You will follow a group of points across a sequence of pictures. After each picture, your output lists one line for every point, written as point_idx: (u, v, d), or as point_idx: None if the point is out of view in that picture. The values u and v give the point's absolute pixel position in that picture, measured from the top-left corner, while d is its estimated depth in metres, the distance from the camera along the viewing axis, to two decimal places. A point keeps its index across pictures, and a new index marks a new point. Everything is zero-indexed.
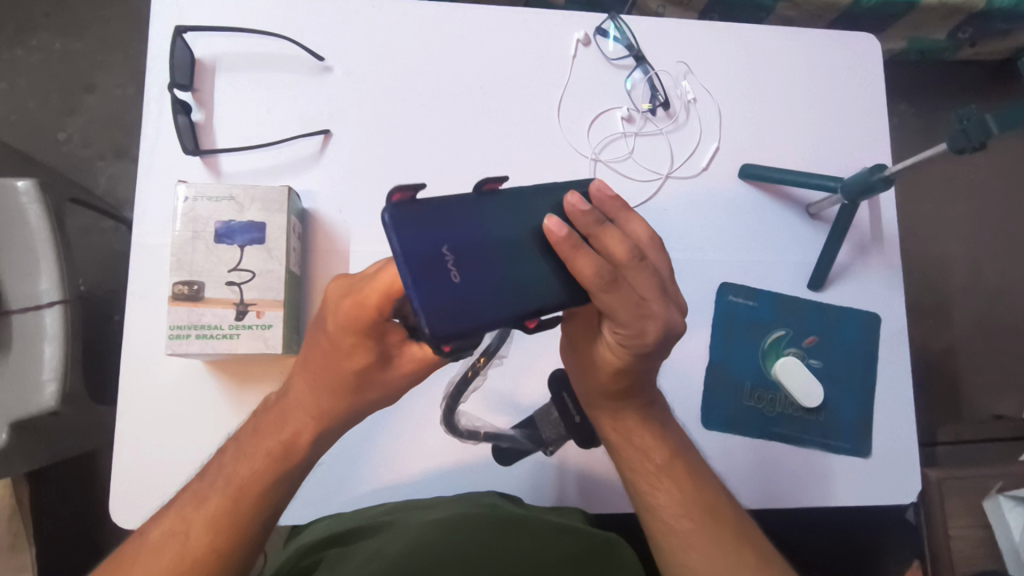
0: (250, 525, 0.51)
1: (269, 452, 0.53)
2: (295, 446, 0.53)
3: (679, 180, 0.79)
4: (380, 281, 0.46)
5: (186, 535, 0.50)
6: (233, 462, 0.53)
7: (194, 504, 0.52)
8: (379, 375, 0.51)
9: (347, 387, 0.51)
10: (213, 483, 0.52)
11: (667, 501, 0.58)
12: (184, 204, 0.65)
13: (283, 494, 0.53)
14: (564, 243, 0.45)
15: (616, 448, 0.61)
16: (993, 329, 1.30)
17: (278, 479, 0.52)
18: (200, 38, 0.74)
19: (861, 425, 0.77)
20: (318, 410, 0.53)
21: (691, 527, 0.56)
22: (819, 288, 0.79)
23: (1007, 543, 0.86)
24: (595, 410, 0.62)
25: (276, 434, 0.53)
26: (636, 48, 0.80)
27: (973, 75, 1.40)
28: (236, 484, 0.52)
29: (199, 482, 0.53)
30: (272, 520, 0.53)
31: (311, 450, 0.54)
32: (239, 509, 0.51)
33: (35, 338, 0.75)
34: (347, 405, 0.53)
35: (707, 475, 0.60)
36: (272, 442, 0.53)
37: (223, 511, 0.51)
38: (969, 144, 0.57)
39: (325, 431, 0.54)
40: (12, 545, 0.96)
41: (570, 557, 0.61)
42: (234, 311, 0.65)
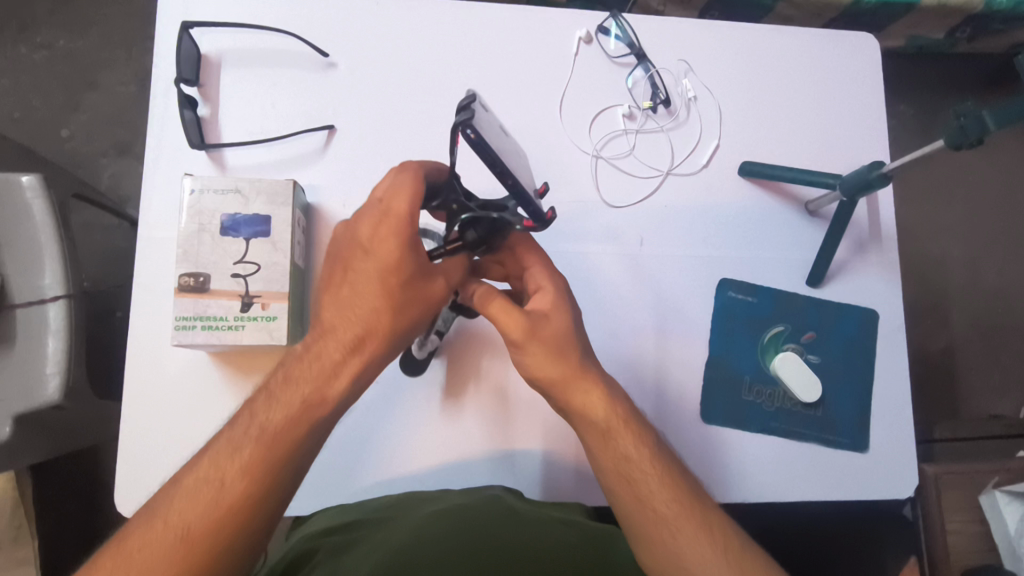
0: (281, 475, 0.52)
1: (303, 397, 0.53)
2: (330, 387, 0.54)
3: (679, 177, 0.80)
4: (404, 193, 0.52)
5: (220, 483, 0.50)
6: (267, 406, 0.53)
7: (228, 453, 0.51)
8: (421, 288, 0.55)
9: (389, 309, 0.55)
10: (243, 435, 0.52)
11: (658, 492, 0.58)
12: (190, 198, 0.66)
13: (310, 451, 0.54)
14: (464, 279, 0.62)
15: (604, 437, 0.59)
16: (991, 329, 1.31)
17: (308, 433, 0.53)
18: (207, 35, 0.75)
19: (859, 420, 0.77)
20: (356, 339, 0.55)
21: (681, 514, 0.57)
22: (817, 284, 0.79)
23: (1003, 538, 0.89)
24: (570, 400, 0.59)
25: (311, 378, 0.54)
26: (637, 46, 0.81)
27: (971, 76, 1.41)
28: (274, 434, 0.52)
29: (219, 443, 0.52)
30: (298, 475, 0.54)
31: (342, 400, 0.55)
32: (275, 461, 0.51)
33: (39, 331, 0.76)
34: (388, 330, 0.55)
35: (683, 468, 0.61)
36: (307, 387, 0.54)
37: (260, 460, 0.51)
38: (967, 140, 0.58)
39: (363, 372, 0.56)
40: (14, 538, 0.97)
41: (571, 547, 0.63)
42: (240, 303, 0.65)
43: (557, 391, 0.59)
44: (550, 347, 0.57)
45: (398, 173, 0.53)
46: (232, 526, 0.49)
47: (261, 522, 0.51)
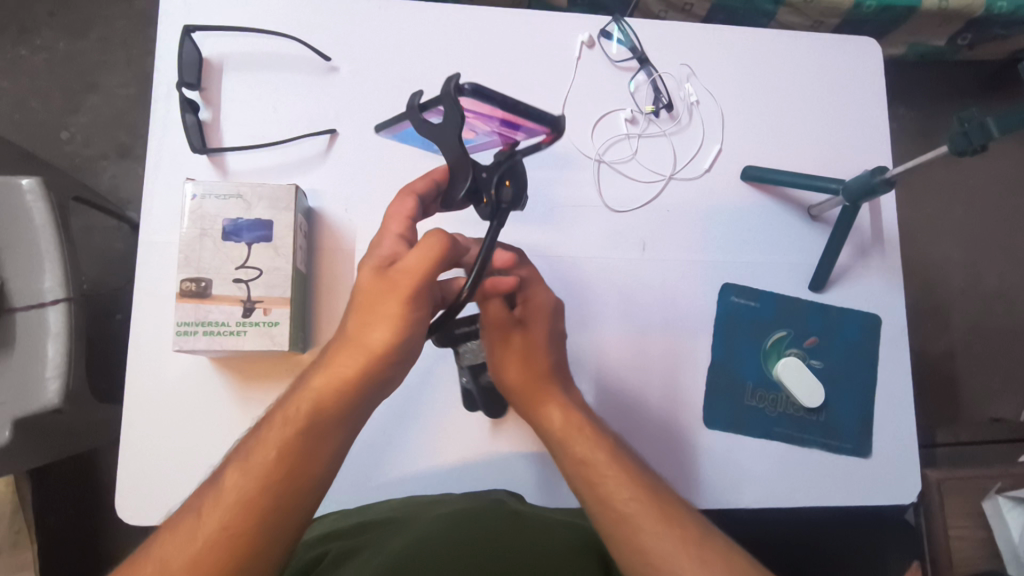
0: (260, 506, 0.48)
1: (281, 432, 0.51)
2: (303, 418, 0.51)
3: (682, 181, 0.80)
4: (393, 211, 0.58)
5: (195, 520, 0.48)
6: (254, 444, 0.51)
7: (206, 490, 0.50)
8: (384, 290, 0.54)
9: (359, 319, 0.54)
10: (225, 469, 0.51)
11: (614, 487, 0.57)
12: (192, 202, 0.65)
13: (296, 485, 0.49)
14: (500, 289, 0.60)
15: (564, 443, 0.61)
16: (992, 333, 1.31)
17: (291, 467, 0.50)
18: (208, 38, 0.75)
19: (862, 426, 0.77)
20: (334, 368, 0.53)
21: (636, 511, 0.55)
22: (820, 289, 0.79)
23: (1007, 545, 0.88)
24: (532, 406, 0.63)
25: (290, 415, 0.52)
26: (639, 50, 0.81)
27: (972, 80, 1.42)
28: (256, 468, 0.49)
29: (204, 490, 0.50)
30: (280, 510, 0.48)
31: (328, 431, 0.52)
32: (250, 494, 0.48)
33: (39, 336, 0.75)
34: (358, 347, 0.53)
35: (652, 474, 0.60)
36: (284, 422, 0.51)
37: (233, 491, 0.48)
38: (970, 147, 0.57)
39: (342, 399, 0.53)
40: (13, 543, 0.97)
41: (579, 552, 0.63)
42: (242, 308, 0.65)
43: (520, 399, 0.64)
44: (522, 352, 0.63)
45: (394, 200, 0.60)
46: (210, 560, 0.46)
47: (242, 559, 0.46)
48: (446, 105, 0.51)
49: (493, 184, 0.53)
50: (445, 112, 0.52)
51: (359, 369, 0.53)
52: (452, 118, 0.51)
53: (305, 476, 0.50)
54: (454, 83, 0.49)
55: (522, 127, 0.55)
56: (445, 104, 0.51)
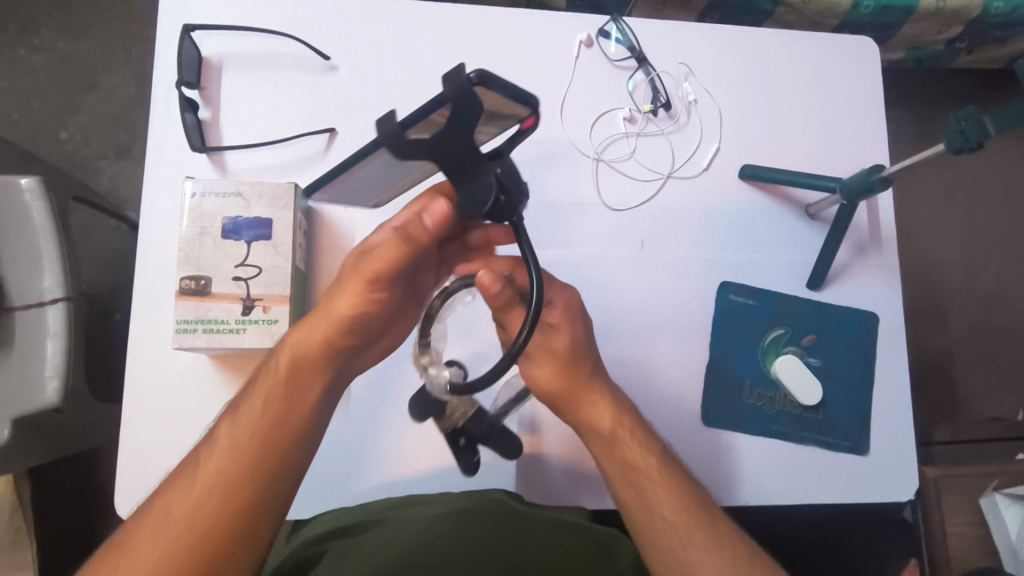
0: (254, 468, 0.53)
1: (267, 391, 0.56)
2: (283, 379, 0.57)
3: (680, 180, 0.80)
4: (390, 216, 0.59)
5: (191, 484, 0.51)
6: (242, 401, 0.57)
7: (204, 455, 0.53)
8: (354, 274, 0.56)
9: (331, 294, 0.57)
10: (219, 422, 0.56)
11: (665, 497, 0.59)
12: (192, 200, 0.66)
13: (280, 442, 0.55)
14: (500, 296, 0.54)
15: (610, 445, 0.60)
16: (990, 332, 1.31)
17: (274, 421, 0.55)
18: (208, 38, 0.75)
19: (860, 424, 0.77)
20: (304, 333, 0.57)
21: (684, 523, 0.58)
22: (818, 287, 0.79)
23: (1005, 541, 0.89)
24: (577, 411, 0.60)
25: (274, 377, 0.57)
26: (638, 50, 0.81)
27: (969, 80, 1.42)
28: (246, 423, 0.55)
29: (199, 448, 0.54)
30: (270, 461, 0.54)
31: (306, 392, 0.57)
32: (240, 447, 0.53)
33: (38, 334, 0.75)
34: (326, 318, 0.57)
35: (688, 474, 0.62)
36: (271, 382, 0.57)
37: (228, 451, 0.53)
38: (967, 144, 0.58)
39: (318, 362, 0.58)
40: (13, 541, 0.96)
41: (575, 554, 0.62)
42: (241, 306, 0.65)
43: (566, 405, 0.60)
44: (561, 360, 0.58)
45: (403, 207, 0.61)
46: (207, 517, 0.50)
47: (239, 517, 0.51)
48: (458, 102, 0.43)
49: (508, 178, 0.47)
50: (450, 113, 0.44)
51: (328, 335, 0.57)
52: (468, 114, 0.44)
53: (286, 435, 0.55)
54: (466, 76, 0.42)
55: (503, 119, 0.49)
56: (452, 103, 0.43)
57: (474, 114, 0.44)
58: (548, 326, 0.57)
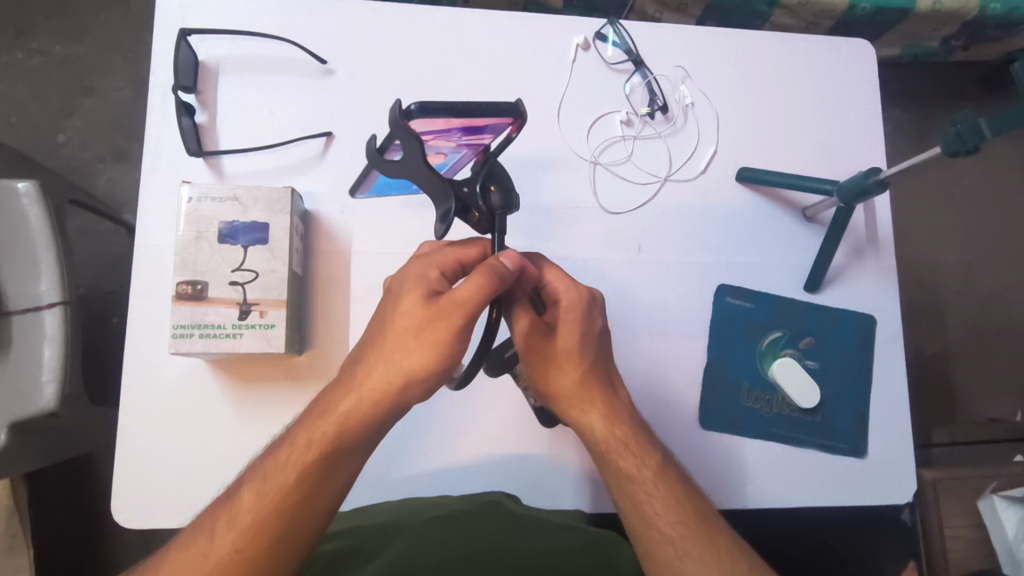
0: (282, 542, 0.51)
1: (303, 457, 0.53)
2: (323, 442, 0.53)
3: (677, 183, 0.80)
4: (440, 259, 0.55)
5: (214, 550, 0.51)
6: (273, 459, 0.54)
7: (227, 518, 0.52)
8: (425, 338, 0.52)
9: (391, 347, 0.53)
10: (241, 485, 0.53)
11: (661, 509, 0.58)
12: (188, 205, 0.66)
13: (309, 512, 0.52)
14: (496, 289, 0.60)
15: (604, 454, 0.61)
16: (988, 333, 1.31)
17: (312, 488, 0.52)
18: (204, 41, 0.75)
19: (858, 426, 0.77)
20: (357, 396, 0.53)
21: (679, 535, 0.57)
22: (815, 290, 0.79)
23: (1002, 542, 0.89)
24: (569, 417, 0.61)
25: (312, 440, 0.53)
26: (634, 52, 0.81)
27: (966, 82, 1.42)
28: (276, 487, 0.52)
29: (222, 502, 0.53)
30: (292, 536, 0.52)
31: (348, 464, 0.54)
32: (264, 520, 0.51)
33: (36, 339, 0.75)
34: (384, 384, 0.53)
35: (691, 484, 0.62)
36: (308, 448, 0.53)
37: (256, 520, 0.51)
38: (963, 148, 0.58)
39: (367, 429, 0.54)
40: (10, 546, 0.95)
41: (573, 551, 0.62)
42: (238, 311, 0.65)
43: (559, 406, 0.61)
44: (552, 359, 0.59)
45: (457, 247, 0.57)
46: None
47: None
48: (402, 136, 0.50)
49: (484, 192, 0.53)
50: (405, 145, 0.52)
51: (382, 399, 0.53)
52: (415, 145, 0.50)
53: (317, 501, 0.53)
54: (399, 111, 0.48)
55: (487, 127, 0.54)
56: (403, 136, 0.50)
57: (421, 145, 0.50)
58: (545, 326, 0.59)
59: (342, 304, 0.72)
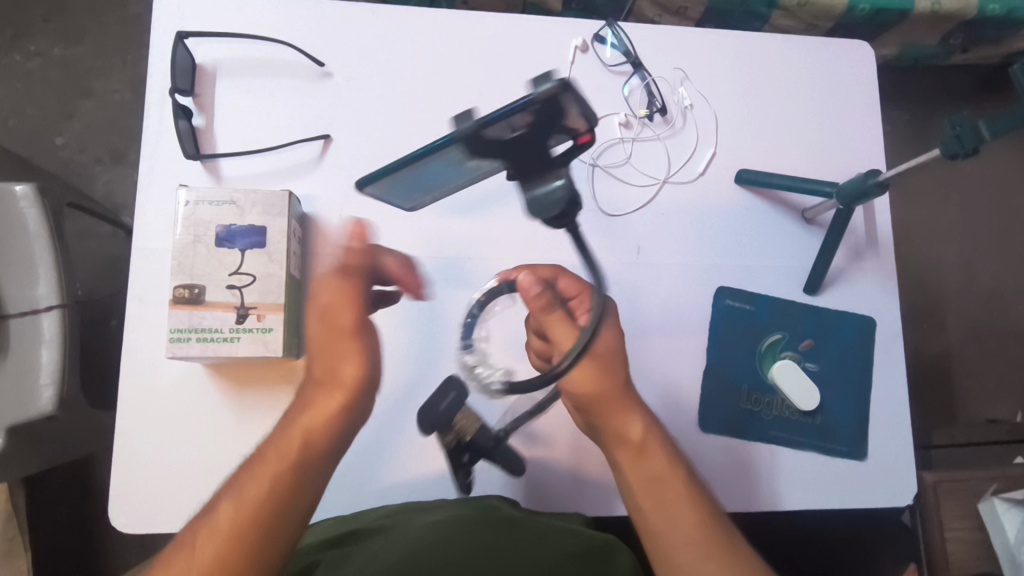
0: (262, 562, 0.47)
1: (274, 467, 0.49)
2: (290, 451, 0.50)
3: (676, 185, 0.80)
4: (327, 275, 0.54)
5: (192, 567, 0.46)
6: (244, 477, 0.49)
7: (206, 532, 0.47)
8: (349, 348, 0.52)
9: (328, 360, 0.52)
10: (219, 499, 0.49)
11: (690, 522, 0.54)
12: (185, 209, 0.65)
13: (290, 530, 0.48)
14: (538, 299, 0.55)
15: (637, 456, 0.56)
16: (988, 335, 1.31)
17: (285, 505, 0.48)
18: (201, 44, 0.75)
19: (858, 429, 0.77)
20: (311, 409, 0.51)
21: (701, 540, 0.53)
22: (815, 292, 0.79)
23: (1002, 545, 0.89)
24: (609, 418, 0.57)
25: (280, 454, 0.49)
26: (633, 55, 0.81)
27: (965, 83, 1.42)
28: (251, 500, 0.47)
29: (198, 519, 0.48)
30: (273, 551, 0.47)
31: (319, 477, 0.50)
32: (245, 530, 0.47)
33: (33, 342, 0.75)
34: (333, 396, 0.51)
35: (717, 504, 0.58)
36: (277, 461, 0.49)
37: (237, 535, 0.46)
38: (962, 150, 0.57)
39: (330, 445, 0.51)
40: (9, 549, 0.95)
41: (573, 555, 0.62)
42: (234, 315, 0.65)
43: (597, 411, 0.57)
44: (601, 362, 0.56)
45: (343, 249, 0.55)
46: None
47: None
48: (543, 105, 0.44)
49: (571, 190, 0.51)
50: (539, 118, 0.44)
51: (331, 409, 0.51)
52: (550, 117, 0.45)
53: (296, 516, 0.49)
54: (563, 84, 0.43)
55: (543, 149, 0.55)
56: (539, 107, 0.44)
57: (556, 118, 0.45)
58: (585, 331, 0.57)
59: None
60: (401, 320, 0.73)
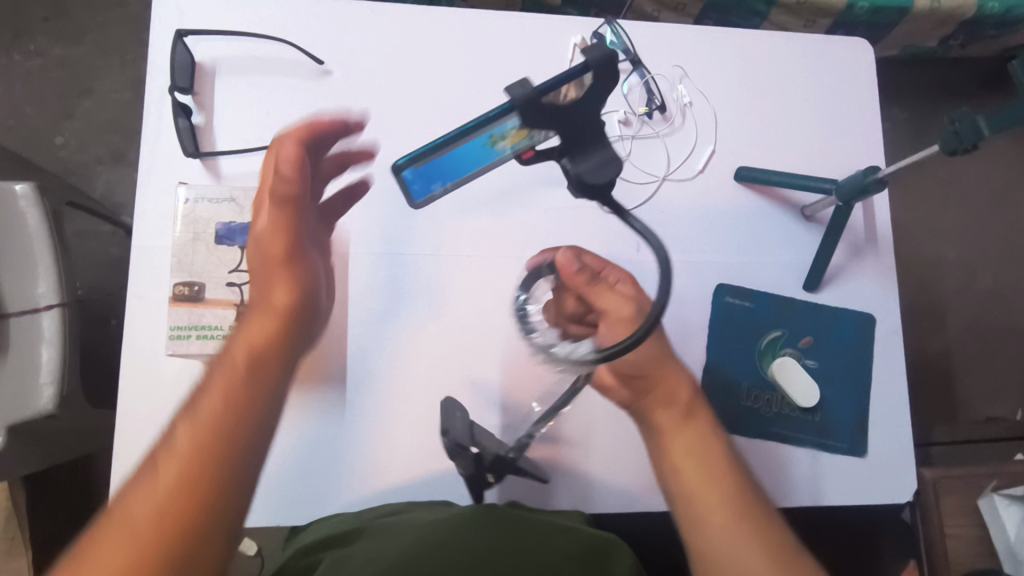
0: (217, 469, 0.44)
1: (228, 372, 0.49)
2: (241, 355, 0.50)
3: (675, 182, 0.80)
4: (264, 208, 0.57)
5: (151, 482, 0.43)
6: (199, 398, 0.48)
7: (164, 450, 0.45)
8: (287, 269, 0.55)
9: (269, 280, 0.54)
10: (175, 422, 0.47)
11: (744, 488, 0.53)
12: (186, 206, 0.70)
13: (250, 436, 0.46)
14: (577, 274, 0.59)
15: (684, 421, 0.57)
16: (988, 332, 1.31)
17: (240, 409, 0.47)
18: (200, 42, 0.75)
19: (858, 426, 0.77)
20: (254, 326, 0.52)
21: (742, 510, 0.52)
22: (814, 289, 0.79)
23: (1002, 541, 0.89)
24: (659, 387, 0.59)
25: (231, 363, 0.49)
26: (632, 52, 0.81)
27: (965, 81, 1.42)
28: (206, 409, 0.46)
29: (157, 448, 0.45)
30: (233, 452, 0.45)
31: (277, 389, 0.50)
32: (201, 435, 0.45)
33: (33, 341, 0.75)
34: (274, 310, 0.53)
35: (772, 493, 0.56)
36: (230, 369, 0.49)
37: (194, 443, 0.44)
38: (961, 145, 0.58)
39: (282, 362, 0.51)
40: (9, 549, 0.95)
41: (573, 556, 0.61)
42: (233, 311, 0.69)
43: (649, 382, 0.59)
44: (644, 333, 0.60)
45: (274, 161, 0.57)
46: (177, 513, 0.42)
47: (210, 519, 0.43)
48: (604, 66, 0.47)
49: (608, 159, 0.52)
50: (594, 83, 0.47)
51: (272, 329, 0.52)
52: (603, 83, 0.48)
53: (253, 421, 0.47)
54: (608, 51, 0.46)
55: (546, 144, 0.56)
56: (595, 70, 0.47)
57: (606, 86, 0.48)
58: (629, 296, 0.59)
59: (340, 305, 0.71)
60: (402, 319, 0.72)
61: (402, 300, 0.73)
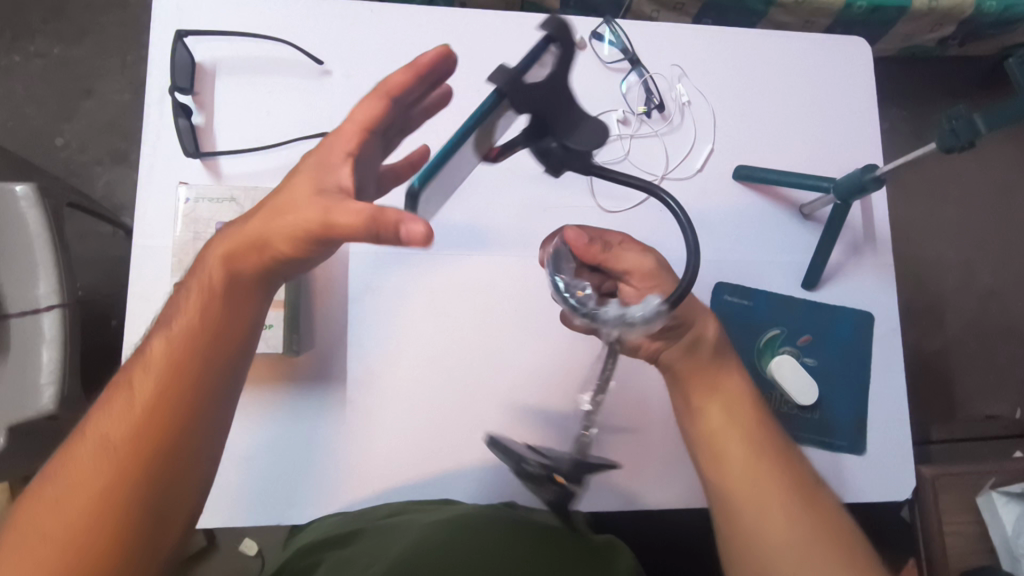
0: (179, 391, 0.51)
1: (198, 299, 0.54)
2: (211, 286, 0.54)
3: (674, 181, 0.80)
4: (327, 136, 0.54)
5: (130, 395, 0.51)
6: (174, 314, 0.54)
7: (141, 366, 0.52)
8: (282, 218, 0.52)
9: (267, 218, 0.53)
10: (151, 337, 0.54)
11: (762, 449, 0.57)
12: (186, 206, 0.69)
13: (214, 360, 0.53)
14: (592, 245, 0.60)
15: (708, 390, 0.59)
16: (987, 330, 1.32)
17: (208, 339, 0.53)
18: (201, 43, 0.75)
19: (857, 423, 0.77)
20: (228, 255, 0.54)
21: (766, 473, 0.56)
22: (813, 287, 0.80)
23: (1000, 539, 0.89)
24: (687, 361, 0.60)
25: (200, 289, 0.54)
26: (631, 52, 0.81)
27: (963, 80, 1.42)
28: (179, 335, 0.53)
29: (133, 359, 0.53)
30: (199, 371, 0.52)
31: (244, 319, 0.55)
32: (174, 360, 0.51)
33: (35, 342, 0.75)
34: (259, 250, 0.53)
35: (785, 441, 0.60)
36: (198, 294, 0.54)
37: (167, 364, 0.51)
38: (958, 143, 0.58)
39: (250, 295, 0.55)
40: None
41: (574, 556, 0.62)
42: None
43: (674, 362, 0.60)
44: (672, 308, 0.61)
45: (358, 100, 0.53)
46: (149, 428, 0.49)
47: (174, 436, 0.50)
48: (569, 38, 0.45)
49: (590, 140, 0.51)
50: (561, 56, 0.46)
51: (258, 266, 0.54)
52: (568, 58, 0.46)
53: (217, 350, 0.53)
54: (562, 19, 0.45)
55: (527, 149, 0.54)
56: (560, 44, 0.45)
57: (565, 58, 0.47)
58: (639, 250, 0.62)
59: (340, 305, 0.72)
60: (402, 318, 0.72)
61: (401, 298, 0.73)
